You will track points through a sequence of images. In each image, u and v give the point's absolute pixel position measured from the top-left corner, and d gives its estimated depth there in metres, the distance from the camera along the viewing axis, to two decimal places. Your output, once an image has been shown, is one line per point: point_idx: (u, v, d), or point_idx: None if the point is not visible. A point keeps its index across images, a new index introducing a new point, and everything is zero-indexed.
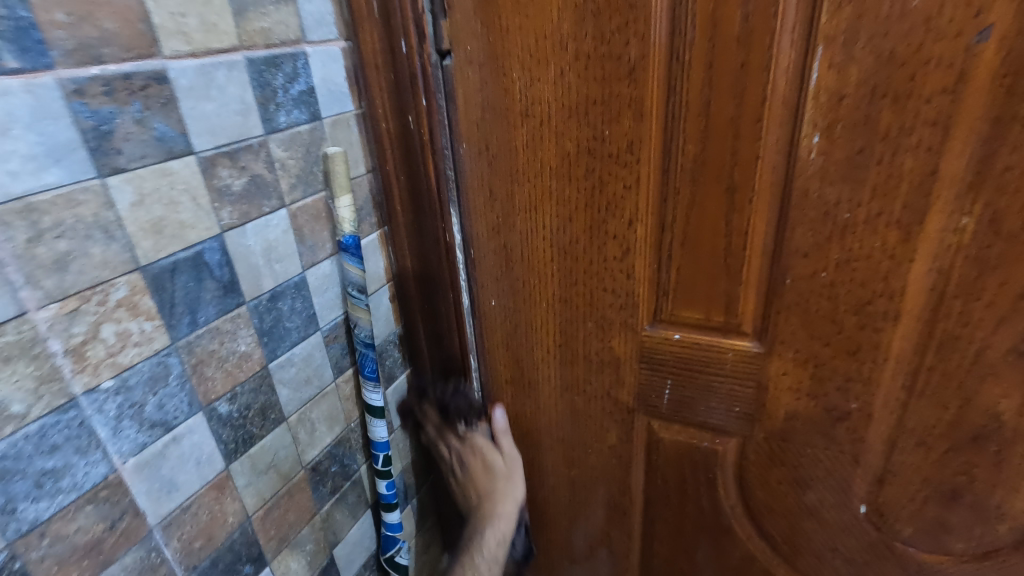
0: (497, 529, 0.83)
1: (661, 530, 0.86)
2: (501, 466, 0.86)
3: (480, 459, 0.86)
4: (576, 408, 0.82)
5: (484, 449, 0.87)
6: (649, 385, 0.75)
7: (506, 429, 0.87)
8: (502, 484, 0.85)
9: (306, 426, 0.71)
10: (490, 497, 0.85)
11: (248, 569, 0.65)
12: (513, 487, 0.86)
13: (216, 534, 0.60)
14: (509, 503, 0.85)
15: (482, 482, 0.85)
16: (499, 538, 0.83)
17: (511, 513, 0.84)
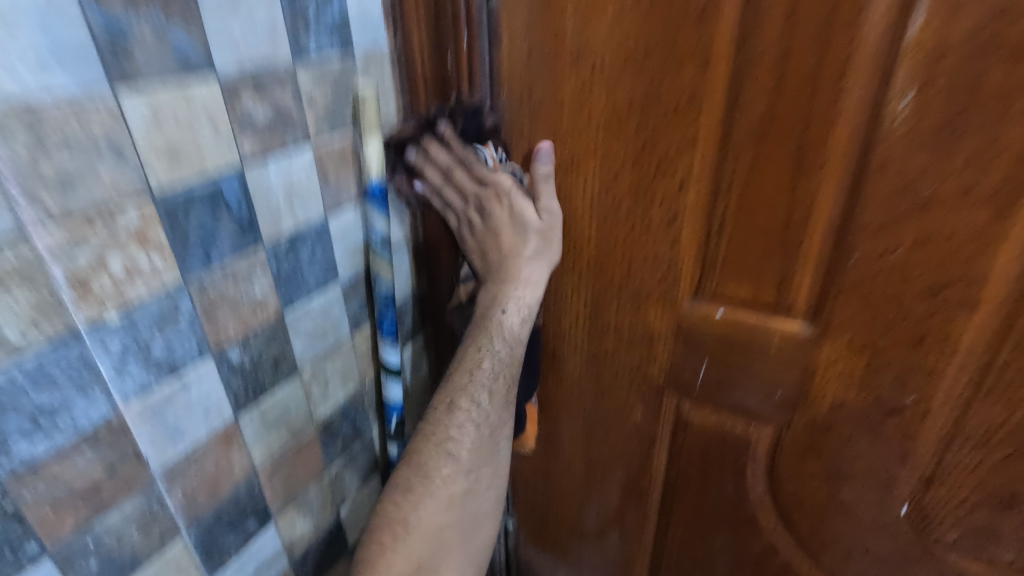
0: (518, 290, 0.66)
1: (679, 515, 0.82)
2: (534, 237, 0.66)
3: (511, 190, 0.65)
4: (601, 383, 0.78)
5: (514, 196, 0.65)
6: (683, 365, 0.70)
7: (549, 183, 0.66)
8: (529, 255, 0.67)
9: (319, 381, 0.67)
10: (508, 266, 0.67)
11: (252, 524, 0.62)
12: (548, 249, 0.67)
13: (221, 487, 0.57)
14: (539, 269, 0.67)
15: (506, 249, 0.67)
16: (514, 324, 0.66)
17: (535, 279, 0.66)
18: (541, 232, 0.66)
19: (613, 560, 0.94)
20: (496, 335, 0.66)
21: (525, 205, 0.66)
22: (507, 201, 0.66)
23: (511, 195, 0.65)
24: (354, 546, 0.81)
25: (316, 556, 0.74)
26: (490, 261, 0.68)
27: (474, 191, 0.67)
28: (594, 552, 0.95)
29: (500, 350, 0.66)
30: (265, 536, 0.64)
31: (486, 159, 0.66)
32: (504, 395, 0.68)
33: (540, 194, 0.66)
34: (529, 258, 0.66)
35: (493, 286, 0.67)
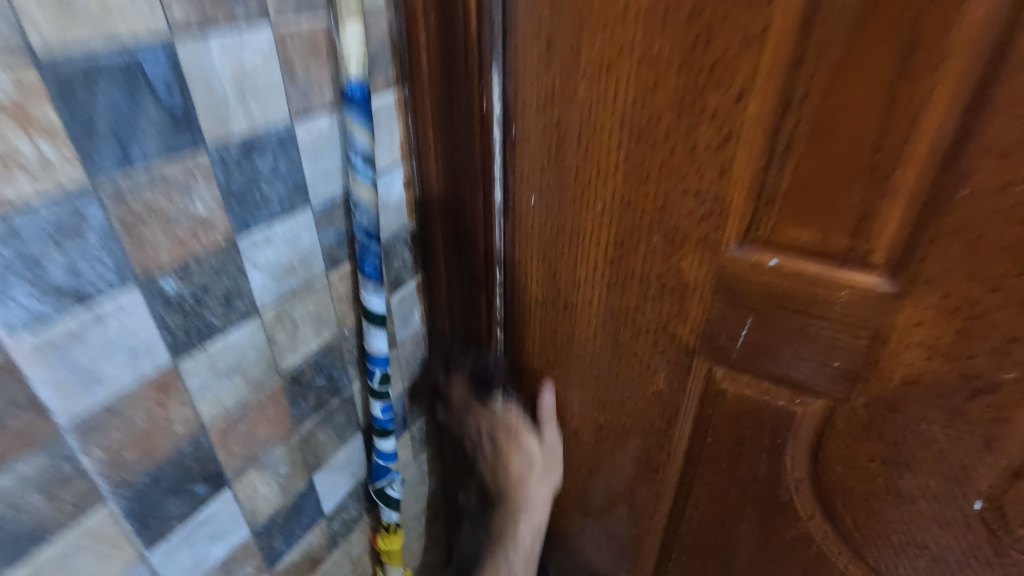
0: (530, 511, 0.79)
1: (699, 495, 0.72)
2: (540, 457, 0.78)
3: (523, 443, 0.77)
4: (619, 343, 0.66)
5: (520, 429, 0.78)
6: (720, 325, 0.59)
7: (553, 414, 0.77)
8: (538, 479, 0.78)
9: (285, 325, 0.56)
10: (524, 487, 0.79)
11: (203, 491, 0.53)
12: (550, 480, 0.78)
13: (155, 446, 0.47)
14: (544, 491, 0.78)
15: (517, 477, 0.78)
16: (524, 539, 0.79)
17: (547, 492, 0.78)
18: (546, 460, 0.78)
19: (619, 536, 0.85)
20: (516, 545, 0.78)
21: (528, 442, 0.77)
22: (516, 439, 0.78)
23: (515, 422, 0.78)
24: (331, 513, 0.72)
25: (285, 525, 0.64)
26: (505, 482, 0.80)
27: (487, 425, 0.80)
28: (599, 528, 0.87)
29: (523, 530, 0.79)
30: (220, 503, 0.55)
31: (498, 407, 0.79)
32: (536, 524, 0.78)
33: (546, 425, 0.77)
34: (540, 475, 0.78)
35: (504, 513, 0.79)
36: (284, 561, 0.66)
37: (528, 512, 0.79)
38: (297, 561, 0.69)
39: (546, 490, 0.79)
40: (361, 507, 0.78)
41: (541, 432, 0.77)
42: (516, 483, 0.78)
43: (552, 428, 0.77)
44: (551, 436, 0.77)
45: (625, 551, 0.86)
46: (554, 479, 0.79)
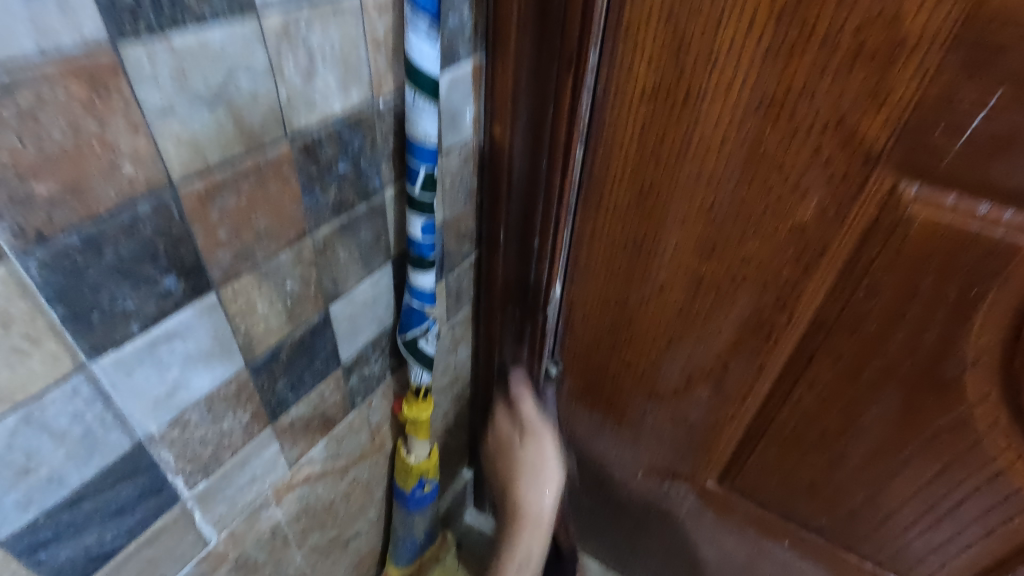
0: (529, 491, 0.76)
1: (819, 372, 0.57)
2: (523, 462, 0.76)
3: (507, 438, 0.79)
4: (759, 152, 0.48)
5: (507, 427, 0.78)
6: (940, 110, 0.40)
7: (532, 410, 0.78)
8: (524, 478, 0.76)
9: (296, 53, 0.36)
10: (515, 491, 0.77)
11: (173, 287, 0.35)
12: (545, 470, 0.75)
13: (88, 187, 0.29)
14: (542, 499, 0.75)
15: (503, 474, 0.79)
16: (516, 566, 0.76)
17: (551, 496, 0.75)
18: (530, 445, 0.76)
19: (691, 424, 0.71)
20: (509, 560, 0.76)
21: (517, 432, 0.78)
22: (500, 449, 0.79)
23: (502, 420, 0.80)
24: (350, 364, 0.57)
25: (290, 367, 0.49)
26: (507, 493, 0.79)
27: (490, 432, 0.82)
28: (664, 414, 0.73)
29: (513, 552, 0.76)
30: (200, 313, 0.38)
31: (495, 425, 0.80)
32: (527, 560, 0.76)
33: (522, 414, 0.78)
34: (535, 460, 0.76)
35: (506, 529, 0.78)
36: (290, 414, 0.51)
37: (530, 519, 0.76)
38: (307, 418, 0.54)
39: (541, 492, 0.75)
40: (386, 364, 0.62)
41: (517, 452, 0.77)
42: (511, 489, 0.77)
43: (528, 402, 0.78)
44: (535, 461, 0.75)
45: (694, 442, 0.73)
46: (546, 487, 0.75)
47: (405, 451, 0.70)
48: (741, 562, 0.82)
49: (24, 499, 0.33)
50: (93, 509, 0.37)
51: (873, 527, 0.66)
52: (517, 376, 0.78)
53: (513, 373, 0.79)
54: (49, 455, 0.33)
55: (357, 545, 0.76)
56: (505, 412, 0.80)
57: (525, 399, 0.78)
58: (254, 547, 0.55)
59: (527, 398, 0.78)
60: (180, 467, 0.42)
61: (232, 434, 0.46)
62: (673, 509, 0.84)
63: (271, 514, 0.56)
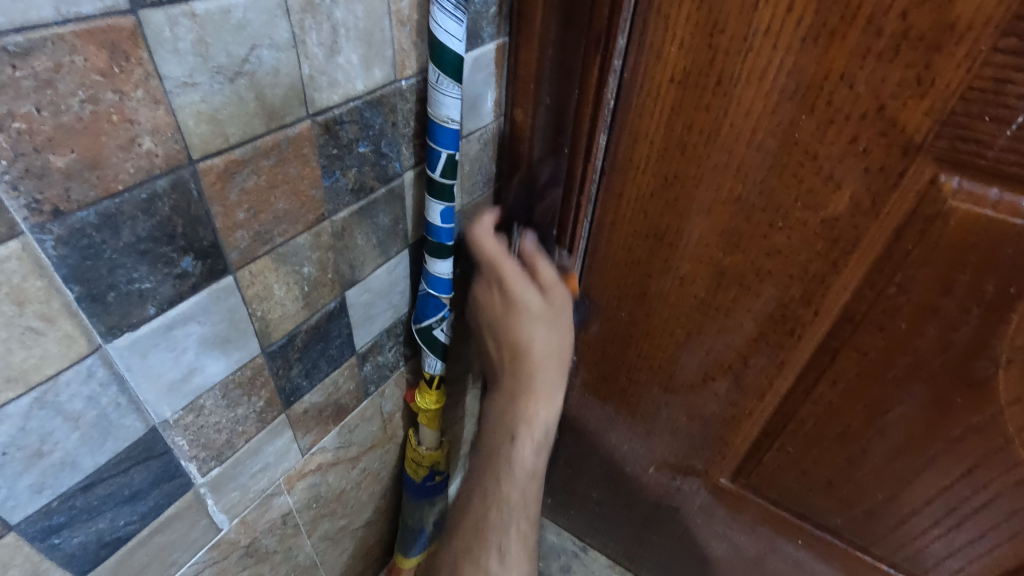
0: (538, 373, 0.59)
1: (843, 369, 0.56)
2: (537, 318, 0.57)
3: (512, 280, 0.55)
4: (791, 141, 0.46)
5: (506, 267, 0.56)
6: (987, 100, 0.38)
7: (533, 251, 0.58)
8: (541, 336, 0.57)
9: (320, 27, 0.35)
10: (523, 359, 0.58)
11: (190, 268, 0.34)
12: (562, 335, 0.59)
13: (106, 162, 0.28)
14: (557, 373, 0.59)
15: (507, 337, 0.59)
16: (530, 455, 0.60)
17: (556, 359, 0.59)
18: (546, 307, 0.57)
19: (706, 419, 0.70)
20: (514, 464, 0.60)
21: (528, 283, 0.56)
22: (498, 291, 0.57)
23: (503, 271, 0.56)
24: (364, 351, 0.55)
25: (306, 353, 0.48)
26: (502, 364, 0.61)
27: (478, 280, 0.59)
28: (679, 409, 0.72)
29: (523, 453, 0.60)
30: (216, 296, 0.37)
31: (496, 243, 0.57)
32: (530, 466, 0.60)
33: (532, 265, 0.57)
34: (545, 322, 0.57)
35: (504, 409, 0.61)
36: (304, 401, 0.50)
37: (539, 397, 0.59)
38: (320, 405, 0.53)
39: (554, 371, 0.59)
40: (400, 352, 0.61)
41: (519, 298, 0.56)
42: (516, 365, 0.59)
43: (537, 244, 0.58)
44: (545, 334, 0.57)
45: (709, 438, 0.72)
46: (561, 363, 0.60)
47: (417, 441, 0.69)
48: (752, 559, 0.82)
49: (37, 483, 0.32)
50: (106, 494, 0.36)
51: (890, 528, 0.65)
52: (506, 233, 0.58)
53: (490, 213, 0.57)
54: (63, 439, 0.32)
55: (365, 534, 0.75)
56: (489, 238, 0.56)
57: (525, 233, 0.58)
58: (264, 535, 0.55)
59: (529, 239, 0.58)
60: (194, 453, 0.41)
61: (246, 420, 0.45)
62: (683, 505, 0.83)
63: (282, 501, 0.55)
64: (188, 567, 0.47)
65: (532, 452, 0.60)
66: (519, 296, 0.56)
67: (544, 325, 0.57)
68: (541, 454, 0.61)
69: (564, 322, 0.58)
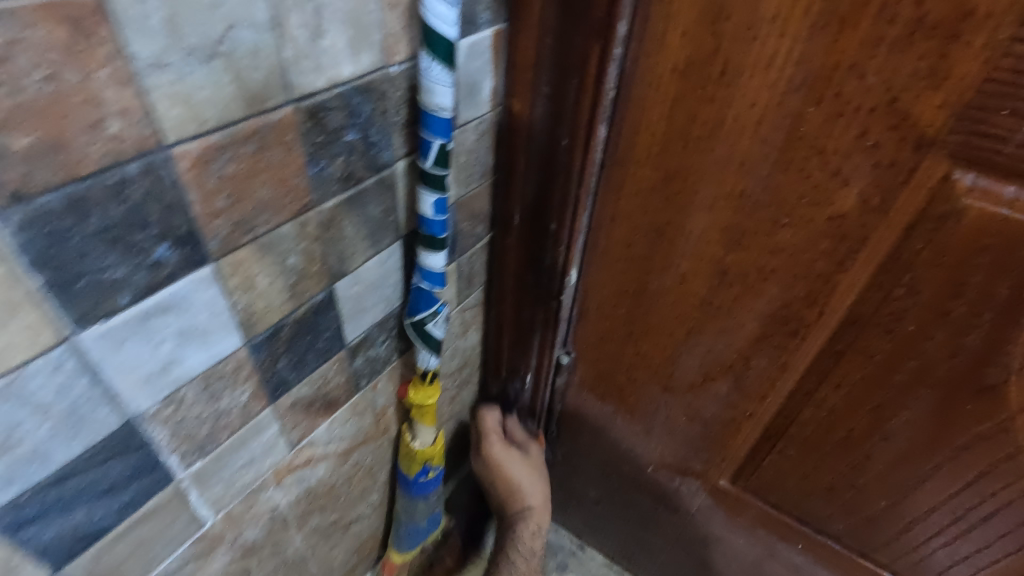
0: (528, 495, 0.83)
1: (847, 373, 0.54)
2: (528, 477, 0.83)
3: (499, 450, 0.84)
4: (797, 134, 0.44)
5: (494, 437, 0.84)
6: (1005, 92, 0.36)
7: (522, 437, 0.85)
8: (531, 486, 0.84)
9: (303, 8, 0.33)
10: (517, 494, 0.83)
11: (166, 257, 0.33)
12: (540, 485, 0.84)
13: (70, 144, 0.27)
14: (540, 491, 0.84)
15: (503, 483, 0.84)
16: (529, 540, 0.83)
17: (540, 491, 0.84)
18: (531, 468, 0.84)
19: (705, 420, 0.69)
20: (519, 542, 0.83)
21: (509, 452, 0.83)
22: (496, 440, 0.84)
23: (488, 445, 0.84)
24: (355, 346, 0.55)
25: (292, 346, 0.47)
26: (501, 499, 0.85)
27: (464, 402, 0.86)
28: (678, 409, 0.70)
29: (527, 544, 0.83)
30: (195, 286, 0.36)
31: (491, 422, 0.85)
32: (534, 527, 0.84)
33: (512, 439, 0.85)
34: (526, 470, 0.84)
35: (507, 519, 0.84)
36: (291, 395, 0.49)
37: (533, 510, 0.84)
38: (309, 399, 0.52)
39: (540, 493, 0.84)
40: (393, 346, 0.60)
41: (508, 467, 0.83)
42: (510, 497, 0.84)
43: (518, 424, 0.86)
44: (528, 473, 0.83)
45: (708, 439, 0.70)
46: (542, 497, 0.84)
47: (410, 436, 0.68)
48: (751, 563, 0.80)
49: (5, 475, 0.31)
50: (80, 488, 0.35)
51: (893, 536, 0.63)
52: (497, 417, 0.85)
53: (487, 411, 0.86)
54: (32, 430, 0.31)
55: (358, 528, 0.74)
56: (489, 435, 0.85)
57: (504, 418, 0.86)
58: (252, 529, 0.54)
59: (512, 420, 0.86)
60: (174, 446, 0.40)
61: (229, 413, 0.44)
62: (681, 506, 0.82)
63: (270, 495, 0.54)
64: (170, 560, 0.46)
65: (531, 529, 0.83)
66: (511, 462, 0.83)
67: (530, 485, 0.83)
68: (542, 520, 0.84)
69: (540, 470, 0.85)
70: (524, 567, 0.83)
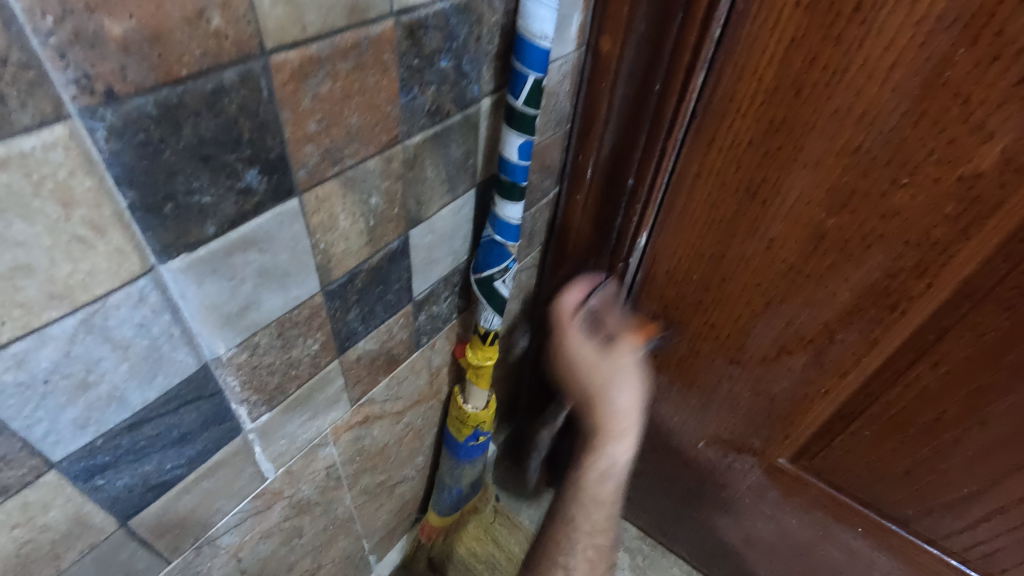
0: (609, 409, 0.62)
1: (950, 349, 0.50)
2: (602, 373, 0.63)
3: (580, 355, 0.64)
4: (938, 80, 0.40)
5: (569, 325, 0.66)
6: None
7: (605, 301, 0.68)
8: (614, 390, 0.62)
9: None
10: (600, 404, 0.63)
11: (255, 183, 0.30)
12: (630, 380, 0.63)
13: (170, 38, 0.23)
14: (631, 399, 0.62)
15: (585, 389, 0.64)
16: (596, 480, 0.59)
17: (633, 407, 0.62)
18: (612, 366, 0.63)
19: (773, 396, 0.65)
20: (582, 481, 0.59)
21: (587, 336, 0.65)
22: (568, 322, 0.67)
23: (561, 330, 0.67)
24: (421, 300, 0.51)
25: (364, 296, 0.43)
26: (586, 406, 0.64)
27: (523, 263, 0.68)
28: (744, 384, 0.67)
29: (590, 512, 0.58)
30: (279, 221, 0.32)
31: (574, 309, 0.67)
32: (604, 510, 0.58)
33: (603, 322, 0.67)
34: (608, 363, 0.63)
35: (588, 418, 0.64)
36: (358, 347, 0.46)
37: (617, 419, 0.61)
38: (373, 354, 0.49)
39: (631, 390, 0.62)
40: (454, 303, 0.57)
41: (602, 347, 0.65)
42: (586, 407, 0.64)
43: (614, 313, 0.68)
44: (624, 363, 0.64)
45: (773, 415, 0.67)
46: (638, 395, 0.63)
47: (462, 400, 0.65)
48: (801, 544, 0.78)
49: (81, 417, 0.28)
50: (153, 435, 0.33)
51: (969, 524, 0.60)
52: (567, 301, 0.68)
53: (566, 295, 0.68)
54: (110, 370, 0.28)
55: (402, 490, 0.72)
56: (570, 325, 0.66)
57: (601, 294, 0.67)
58: (308, 486, 0.52)
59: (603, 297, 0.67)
60: (245, 396, 0.38)
61: (299, 363, 0.41)
62: (731, 482, 0.79)
63: (327, 453, 0.51)
64: (232, 515, 0.44)
65: (602, 485, 0.59)
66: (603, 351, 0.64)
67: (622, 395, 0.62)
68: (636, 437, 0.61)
69: (631, 376, 0.63)
70: (595, 506, 0.58)
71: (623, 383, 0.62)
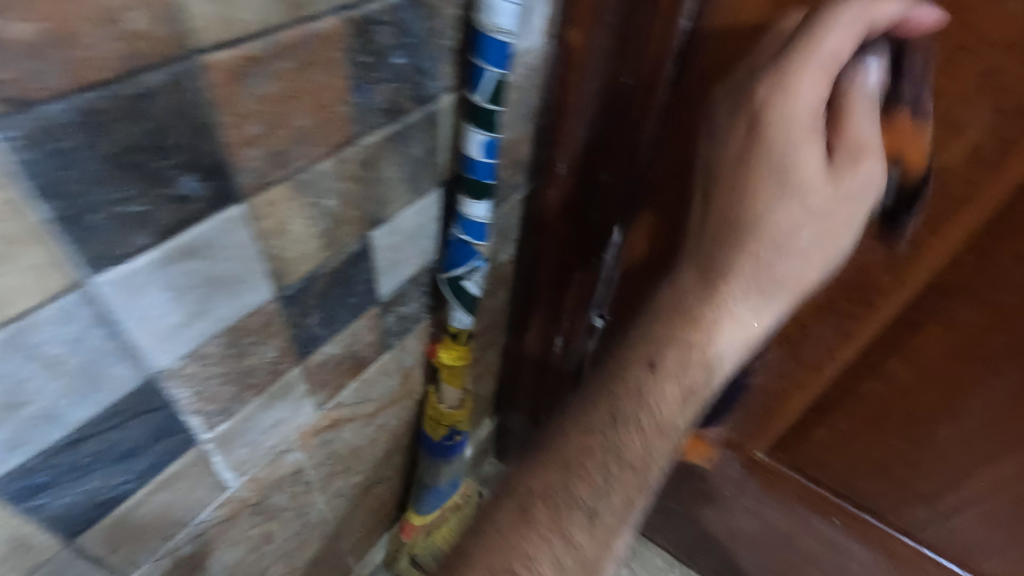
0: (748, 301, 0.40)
1: (922, 343, 0.50)
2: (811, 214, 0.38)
3: (810, 122, 0.37)
4: None
5: (828, 71, 0.36)
6: None
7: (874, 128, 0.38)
8: (788, 257, 0.39)
9: None
10: (754, 265, 0.40)
11: (193, 189, 0.28)
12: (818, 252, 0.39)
13: (84, 42, 0.22)
14: (805, 270, 0.40)
15: (772, 198, 0.38)
16: (671, 398, 0.41)
17: (800, 279, 0.40)
18: (812, 217, 0.38)
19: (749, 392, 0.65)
20: (643, 401, 0.41)
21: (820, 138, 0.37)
22: (818, 79, 0.36)
23: (801, 87, 0.36)
24: (388, 301, 0.50)
25: (325, 300, 0.42)
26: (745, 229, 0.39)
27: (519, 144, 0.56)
28: None
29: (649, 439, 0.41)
30: (223, 228, 0.31)
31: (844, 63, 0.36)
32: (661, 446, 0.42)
33: (868, 122, 0.37)
34: (825, 207, 0.38)
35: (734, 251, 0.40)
36: (321, 352, 0.45)
37: (769, 291, 0.40)
38: (338, 357, 0.48)
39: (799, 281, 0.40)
40: (424, 303, 0.56)
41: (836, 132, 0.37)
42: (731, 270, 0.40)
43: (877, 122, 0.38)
44: (850, 203, 0.38)
45: (751, 409, 0.67)
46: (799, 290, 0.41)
47: (437, 399, 0.65)
48: (779, 534, 0.78)
49: (12, 437, 0.27)
50: (98, 451, 0.32)
51: (941, 515, 0.60)
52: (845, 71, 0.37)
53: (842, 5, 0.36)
54: (43, 387, 0.27)
55: (379, 490, 0.72)
56: (838, 28, 0.35)
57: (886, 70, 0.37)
58: (276, 493, 0.51)
59: (866, 84, 0.37)
60: (198, 406, 0.36)
61: (257, 371, 0.40)
62: (711, 475, 0.79)
63: (295, 458, 0.50)
64: (192, 526, 0.43)
65: (676, 400, 0.41)
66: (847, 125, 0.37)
67: (802, 233, 0.39)
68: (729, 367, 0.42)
69: (838, 238, 0.39)
70: (658, 434, 0.41)
71: (784, 283, 0.39)
